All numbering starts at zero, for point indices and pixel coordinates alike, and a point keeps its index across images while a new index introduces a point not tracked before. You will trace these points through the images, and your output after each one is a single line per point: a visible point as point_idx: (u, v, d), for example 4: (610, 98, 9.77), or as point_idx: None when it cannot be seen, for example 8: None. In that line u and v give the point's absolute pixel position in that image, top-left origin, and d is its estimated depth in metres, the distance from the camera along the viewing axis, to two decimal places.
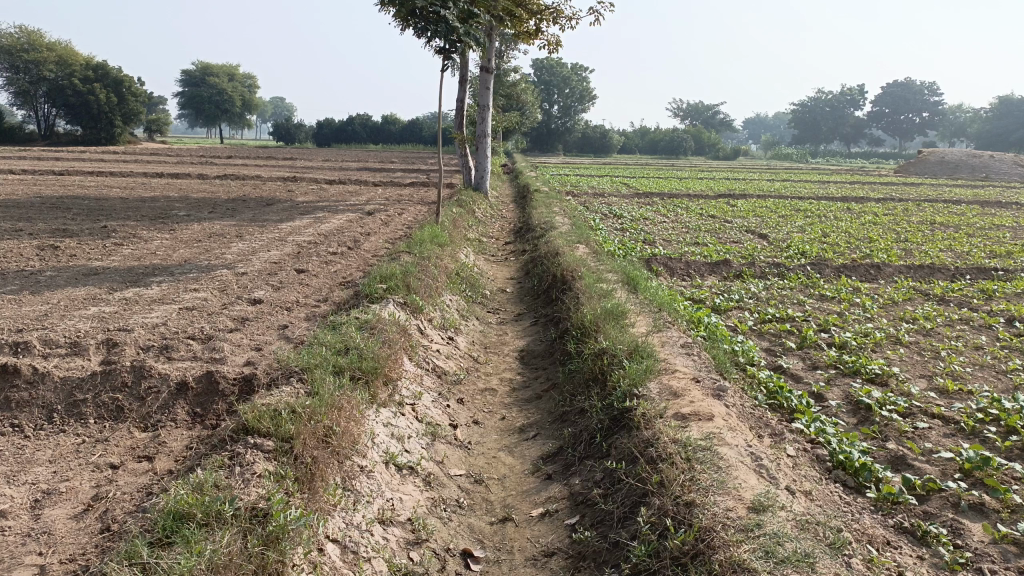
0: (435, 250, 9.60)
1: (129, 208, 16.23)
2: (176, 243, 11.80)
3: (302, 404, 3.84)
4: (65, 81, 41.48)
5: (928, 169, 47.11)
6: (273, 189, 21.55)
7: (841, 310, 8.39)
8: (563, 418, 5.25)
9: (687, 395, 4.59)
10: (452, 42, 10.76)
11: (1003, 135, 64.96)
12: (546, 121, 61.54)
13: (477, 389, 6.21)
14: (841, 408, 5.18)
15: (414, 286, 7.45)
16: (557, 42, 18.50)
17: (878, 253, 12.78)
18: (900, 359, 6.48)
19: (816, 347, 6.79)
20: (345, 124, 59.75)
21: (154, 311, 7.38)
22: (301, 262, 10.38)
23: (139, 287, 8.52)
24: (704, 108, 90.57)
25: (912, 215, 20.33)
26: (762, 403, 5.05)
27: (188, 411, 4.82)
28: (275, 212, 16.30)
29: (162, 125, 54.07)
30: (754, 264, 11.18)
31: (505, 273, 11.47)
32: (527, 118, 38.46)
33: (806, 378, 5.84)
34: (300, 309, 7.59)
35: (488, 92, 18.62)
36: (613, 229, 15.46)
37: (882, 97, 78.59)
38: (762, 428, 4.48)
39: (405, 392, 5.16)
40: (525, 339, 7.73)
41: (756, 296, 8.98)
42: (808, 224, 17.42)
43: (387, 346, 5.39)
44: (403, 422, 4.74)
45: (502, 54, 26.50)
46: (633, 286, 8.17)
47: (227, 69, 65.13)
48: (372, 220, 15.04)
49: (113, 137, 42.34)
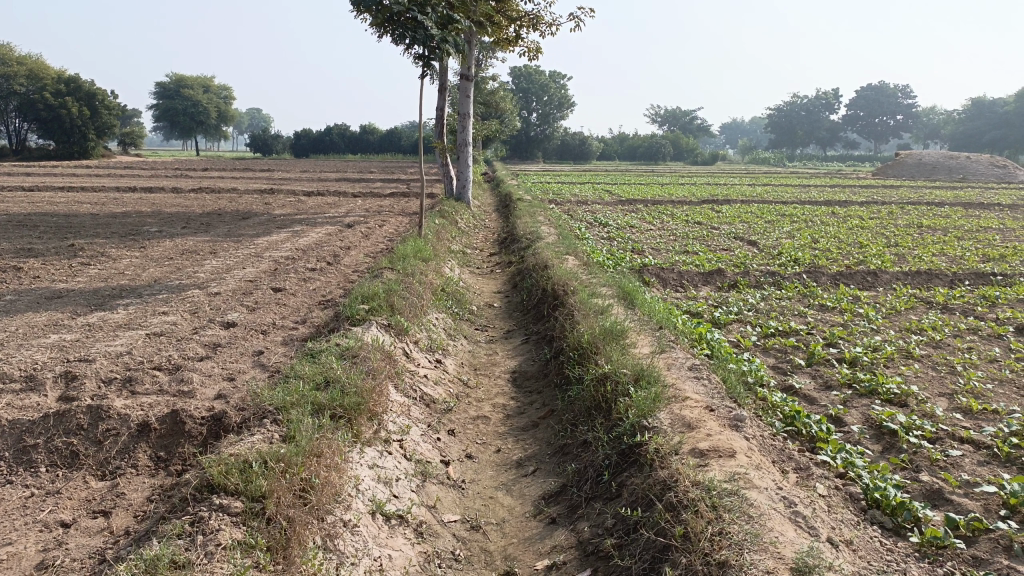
0: (418, 265, 9.16)
1: (99, 224, 15.65)
2: (146, 262, 11.27)
3: (275, 453, 3.39)
4: (35, 95, 40.57)
5: (906, 172, 47.31)
6: (249, 201, 21.02)
7: (845, 321, 8.06)
8: (564, 451, 4.83)
9: (702, 427, 4.19)
10: (432, 49, 10.34)
11: (976, 136, 65.57)
12: (525, 129, 61.37)
13: (469, 418, 5.78)
14: (864, 434, 4.81)
15: (399, 306, 7.00)
16: (538, 49, 18.13)
17: (871, 259, 12.50)
18: (916, 376, 6.13)
19: (826, 363, 6.44)
20: (323, 134, 59.24)
21: (119, 338, 6.90)
22: (278, 280, 9.91)
23: (105, 310, 8.00)
24: (681, 114, 90.90)
25: (899, 218, 20.21)
26: (780, 431, 4.67)
27: (151, 455, 4.35)
28: (251, 226, 15.77)
29: (135, 138, 53.14)
30: (749, 273, 10.84)
31: (491, 287, 11.05)
32: (505, 127, 38.16)
33: (821, 399, 5.47)
34: (276, 333, 7.12)
35: (469, 100, 18.16)
36: (600, 237, 15.12)
37: (856, 101, 79.29)
38: (786, 463, 4.09)
39: (392, 427, 4.72)
40: (518, 360, 7.31)
41: (755, 308, 8.63)
42: (795, 229, 17.18)
43: (371, 376, 4.94)
44: (390, 463, 4.30)
45: (481, 62, 26.16)
46: (629, 300, 7.78)
47: (202, 81, 64.41)
48: (352, 233, 14.61)
49: (86, 151, 41.56)
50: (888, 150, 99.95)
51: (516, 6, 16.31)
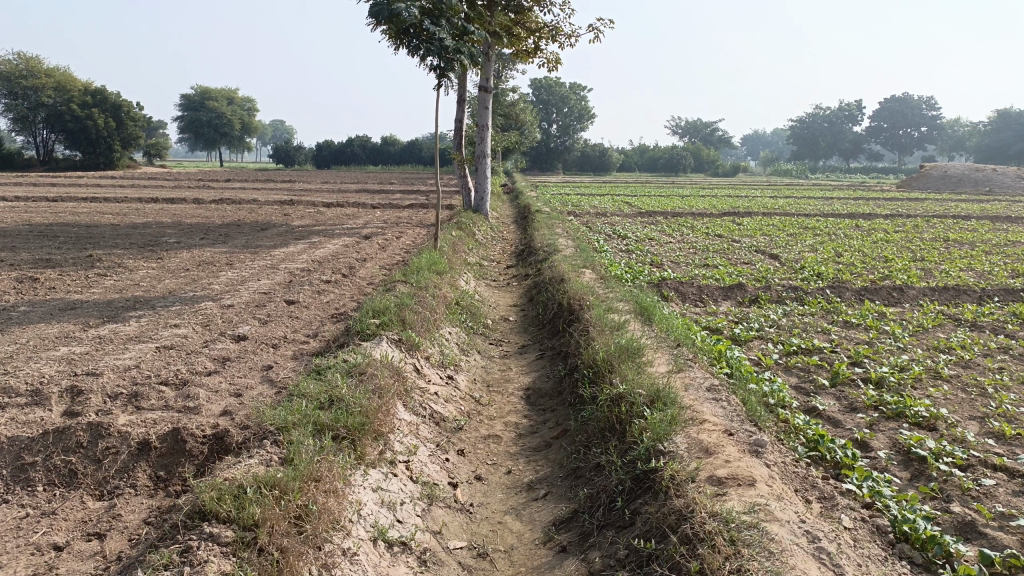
0: (432, 278, 9.03)
1: (119, 235, 15.71)
2: (162, 273, 11.24)
3: (272, 478, 3.26)
4: (63, 107, 41.13)
5: (931, 183, 46.66)
6: (268, 212, 21.06)
7: (870, 339, 7.82)
8: (576, 474, 4.66)
9: (721, 452, 4.00)
10: (447, 61, 10.22)
11: (1003, 148, 64.59)
12: (546, 140, 61.37)
13: (479, 437, 5.62)
14: (891, 460, 4.60)
15: (410, 321, 6.87)
16: (557, 60, 18.01)
17: (897, 274, 12.22)
18: (945, 398, 5.88)
19: (850, 383, 6.22)
20: (344, 145, 59.60)
21: (128, 351, 6.81)
22: (292, 292, 9.82)
23: (116, 323, 7.94)
24: (702, 125, 90.59)
25: (924, 232, 19.83)
26: (802, 457, 4.47)
27: (150, 475, 4.24)
28: (268, 238, 15.75)
29: (160, 149, 53.68)
30: (770, 288, 10.62)
31: (507, 300, 10.90)
32: (525, 138, 38.15)
33: (846, 423, 5.26)
34: (287, 347, 7.01)
35: (488, 112, 18.06)
36: (619, 250, 14.95)
37: (879, 113, 78.53)
38: (809, 492, 3.89)
39: (398, 447, 4.57)
40: (532, 376, 7.15)
41: (776, 325, 8.41)
42: (818, 242, 16.88)
43: (378, 393, 4.81)
44: (395, 486, 4.14)
45: (500, 73, 26.12)
46: (646, 315, 7.60)
47: (226, 93, 65.12)
48: (369, 245, 14.55)
49: (112, 162, 42.02)
50: (911, 161, 99.07)
51: (535, 18, 16.19)
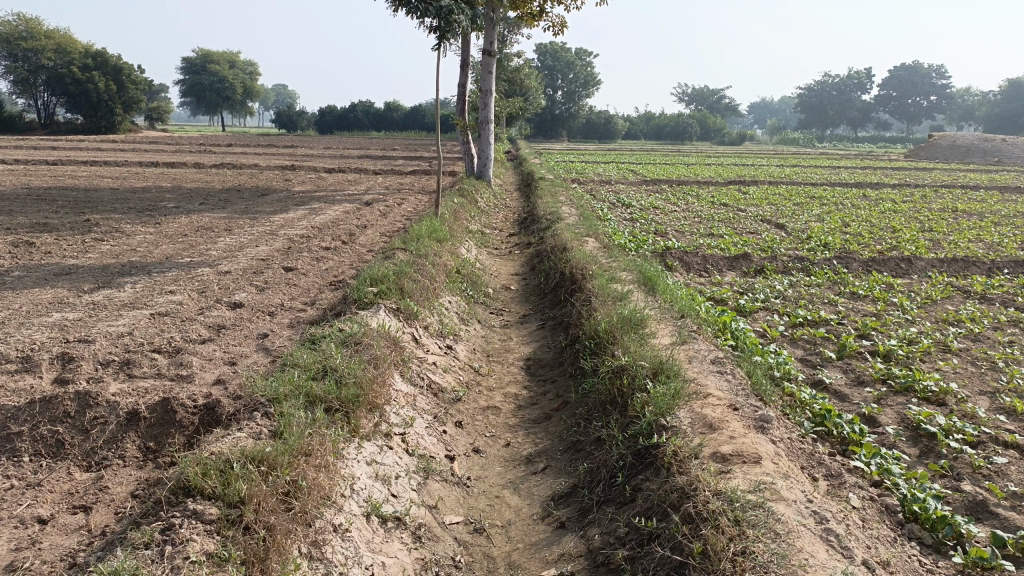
0: (433, 246, 8.87)
1: (117, 199, 15.51)
2: (160, 238, 11.10)
3: (259, 453, 3.14)
4: (64, 69, 40.63)
5: (940, 153, 46.13)
6: (270, 177, 20.86)
7: (877, 311, 7.67)
8: (576, 448, 4.55)
9: (726, 428, 3.87)
10: (449, 23, 9.96)
11: (1013, 118, 63.79)
12: (550, 107, 60.70)
13: (478, 408, 5.51)
14: (900, 436, 4.48)
15: (409, 289, 6.72)
16: (563, 23, 17.63)
17: (904, 244, 12.03)
18: (954, 372, 5.76)
19: (857, 356, 6.08)
20: (347, 111, 59.01)
21: (122, 318, 6.69)
22: (290, 259, 9.68)
23: (111, 288, 7.81)
24: (709, 92, 89.54)
25: (931, 202, 19.57)
26: (809, 432, 4.36)
27: (139, 446, 4.14)
28: (269, 203, 15.57)
29: (162, 113, 53.19)
30: (776, 258, 10.44)
31: (509, 269, 10.75)
32: (529, 105, 37.75)
33: (853, 397, 5.15)
34: (283, 315, 6.89)
35: (491, 77, 17.73)
36: (622, 218, 14.75)
37: (888, 81, 77.49)
38: (816, 469, 3.77)
39: (394, 419, 4.45)
40: (532, 346, 7.03)
41: (782, 296, 8.26)
42: (824, 212, 16.64)
43: (374, 363, 4.68)
44: (389, 459, 4.04)
45: (504, 38, 25.68)
46: (650, 285, 7.45)
47: (227, 56, 64.39)
48: (370, 212, 14.38)
49: (113, 125, 41.62)
50: (920, 129, 98.20)
51: None
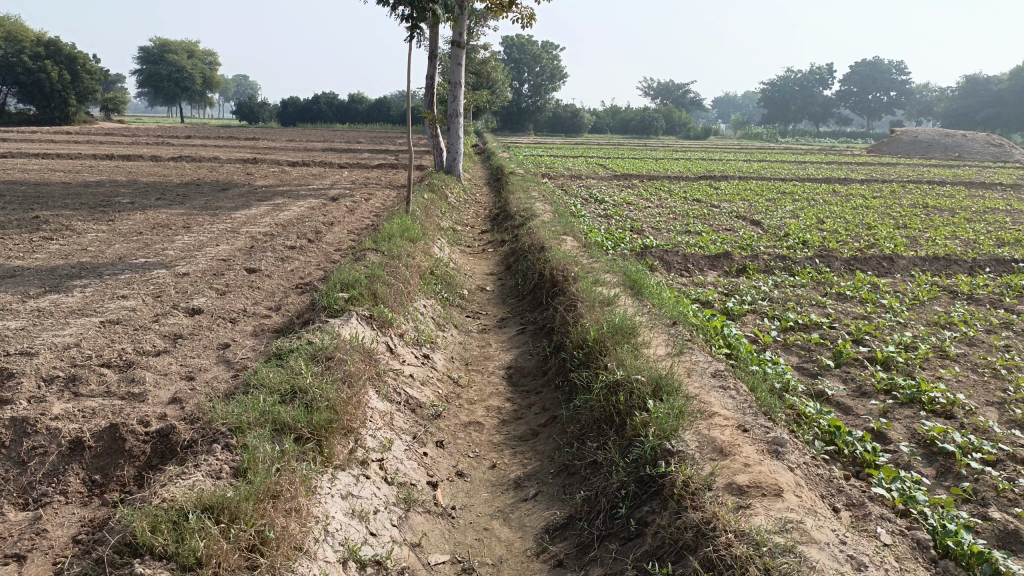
0: (405, 245, 8.45)
1: (69, 194, 14.79)
2: (113, 236, 10.51)
3: (220, 499, 2.74)
4: (14, 58, 38.98)
5: (902, 149, 46.65)
6: (231, 171, 20.18)
7: (868, 313, 7.43)
8: (571, 473, 4.18)
9: (738, 454, 3.53)
10: (421, 11, 9.54)
11: (970, 114, 64.79)
12: (517, 100, 60.28)
13: (459, 424, 5.12)
14: (915, 455, 4.19)
15: (382, 295, 6.30)
16: (532, 15, 17.27)
17: (883, 242, 11.88)
18: (957, 381, 5.50)
19: (854, 364, 5.80)
20: (310, 103, 57.98)
21: (68, 326, 6.17)
22: (253, 258, 9.19)
23: (59, 293, 7.26)
24: (674, 87, 89.78)
25: (902, 198, 19.56)
26: (820, 453, 4.05)
27: (84, 479, 3.67)
28: (230, 199, 14.96)
29: (119, 104, 51.62)
30: (758, 257, 10.18)
31: (483, 268, 10.36)
32: (497, 98, 37.30)
33: (857, 410, 4.86)
34: (246, 322, 6.42)
35: (461, 69, 17.26)
36: (597, 215, 14.46)
37: (850, 77, 78.41)
38: (836, 499, 3.45)
39: (370, 444, 4.05)
40: (513, 353, 6.65)
41: (769, 297, 7.97)
42: (797, 208, 16.48)
43: (347, 380, 4.27)
44: (366, 491, 3.63)
45: (472, 29, 25.21)
46: (635, 288, 7.11)
47: (187, 46, 63.04)
48: (336, 207, 13.89)
49: (67, 117, 40.29)
50: (880, 125, 99.73)
51: None
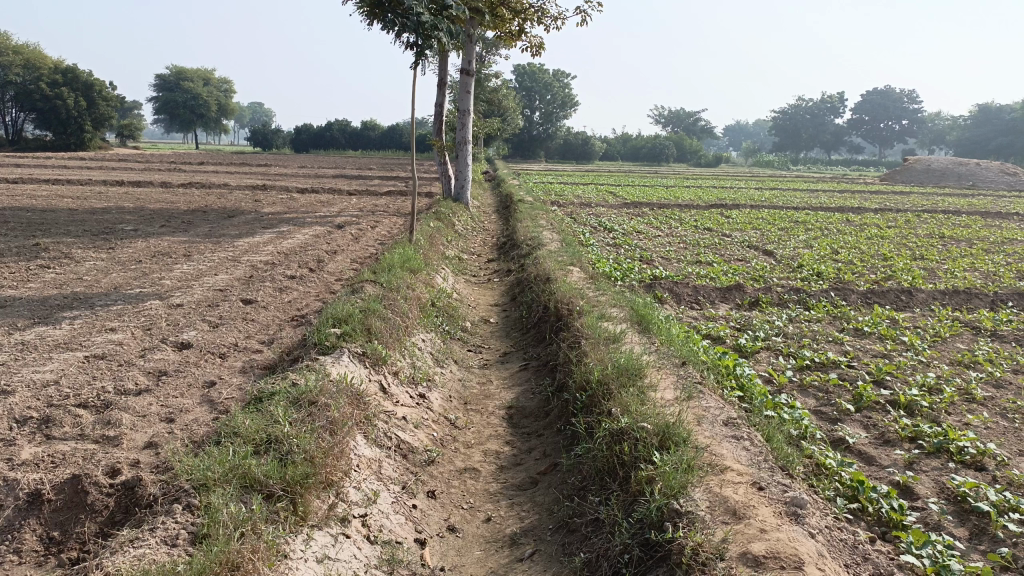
0: (406, 277, 8.18)
1: (74, 221, 14.66)
2: (112, 265, 10.31)
3: None
4: (32, 85, 39.51)
5: (915, 177, 46.28)
6: (239, 198, 20.10)
7: (888, 351, 7.08)
8: (571, 530, 3.86)
9: (753, 518, 3.20)
10: (425, 38, 9.36)
11: (982, 142, 64.44)
12: (528, 128, 60.43)
13: (454, 471, 4.81)
14: (945, 514, 3.85)
15: (377, 330, 6.02)
16: (541, 43, 17.16)
17: (901, 274, 11.53)
18: (987, 428, 5.13)
19: (875, 408, 5.45)
20: (323, 130, 58.33)
21: (50, 360, 5.91)
22: (251, 289, 8.95)
23: (46, 325, 7.02)
24: (685, 115, 89.89)
25: (917, 228, 19.22)
26: (843, 512, 3.72)
27: (40, 536, 3.35)
28: (235, 226, 14.80)
29: (134, 130, 52.04)
30: (771, 289, 9.85)
31: (488, 299, 10.09)
32: (507, 125, 37.30)
33: (881, 461, 4.52)
34: (236, 358, 6.14)
35: (469, 96, 17.14)
36: (605, 244, 14.19)
37: (861, 105, 78.26)
38: (862, 569, 3.11)
39: (353, 497, 3.75)
40: (514, 391, 6.33)
41: (783, 333, 7.64)
42: (810, 238, 16.17)
43: (329, 428, 3.98)
44: (345, 553, 3.32)
45: (483, 57, 25.19)
46: (643, 322, 6.80)
47: (202, 73, 63.93)
48: (341, 235, 13.71)
49: (83, 143, 40.55)
50: (892, 153, 99.43)
51: None
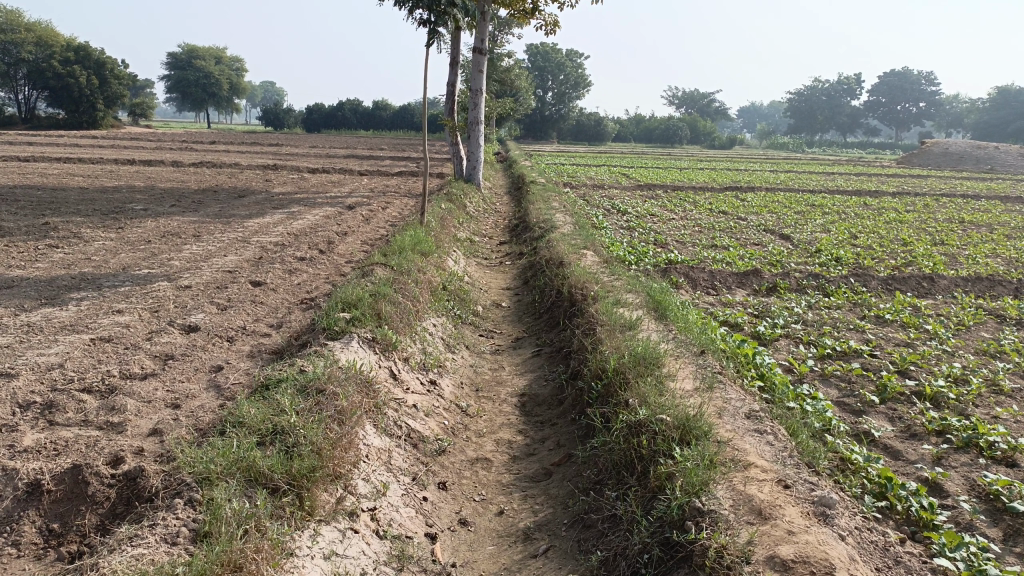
0: (417, 260, 8.03)
1: (84, 200, 14.57)
2: (121, 245, 10.21)
3: None
4: (44, 63, 39.37)
5: (932, 161, 45.66)
6: (250, 178, 19.98)
7: (911, 339, 6.89)
8: (587, 525, 3.73)
9: (780, 518, 3.06)
10: (439, 15, 9.16)
11: (1001, 125, 63.47)
12: (540, 108, 59.93)
13: (466, 461, 4.68)
14: (978, 514, 3.70)
15: (387, 315, 5.88)
16: (555, 22, 16.89)
17: (921, 259, 11.29)
18: (1017, 422, 4.96)
19: (900, 400, 5.28)
20: (335, 109, 58.08)
21: (55, 343, 5.80)
22: (260, 271, 8.82)
23: (53, 306, 6.92)
24: (699, 97, 88.92)
25: (935, 212, 18.90)
26: (871, 510, 3.57)
27: (39, 528, 3.24)
28: (245, 206, 14.67)
29: (146, 109, 51.90)
30: (789, 274, 9.65)
31: (500, 283, 9.93)
32: (520, 105, 36.97)
33: (908, 456, 4.36)
34: (244, 342, 6.03)
35: (482, 76, 16.86)
36: (619, 226, 13.99)
37: (877, 87, 77.15)
38: (895, 573, 2.97)
39: (361, 490, 3.63)
40: (527, 378, 6.19)
41: (803, 320, 7.46)
42: (827, 222, 15.90)
43: (337, 418, 3.85)
44: (353, 549, 3.20)
45: (495, 36, 24.87)
46: (659, 309, 6.64)
47: (215, 51, 63.70)
48: (352, 216, 13.56)
49: (95, 121, 40.37)
50: (907, 136, 98.19)
51: None
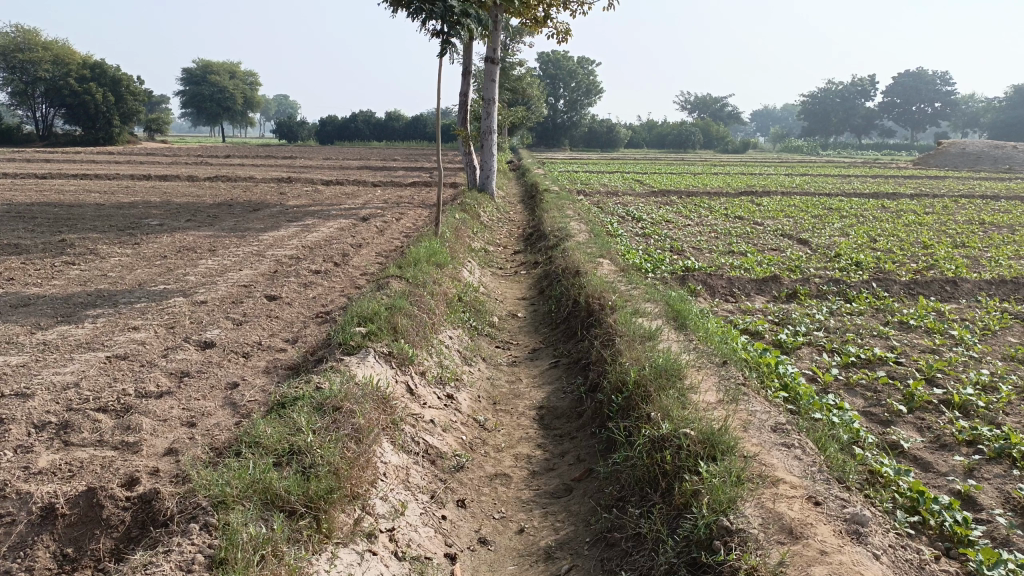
0: (432, 272, 7.98)
1: (100, 216, 14.66)
2: (137, 261, 10.23)
3: None
4: (61, 81, 39.83)
5: (949, 162, 45.21)
6: (264, 191, 20.06)
7: (937, 345, 6.75)
8: (610, 543, 3.64)
9: (812, 538, 2.95)
10: (452, 25, 9.13)
11: (1018, 124, 62.81)
12: (552, 116, 59.95)
13: (484, 477, 4.60)
14: (1015, 528, 3.57)
15: (403, 328, 5.82)
16: (567, 30, 16.86)
17: (943, 263, 11.11)
18: None
19: (928, 409, 5.15)
20: (348, 121, 58.37)
21: (71, 361, 5.78)
22: (275, 285, 8.80)
23: (69, 324, 6.91)
24: (711, 101, 88.67)
25: (955, 214, 18.65)
26: (904, 527, 3.45)
27: (53, 553, 3.19)
28: (260, 219, 14.70)
29: (161, 124, 52.37)
30: (809, 280, 9.52)
31: (515, 293, 9.86)
32: (532, 113, 36.97)
33: (940, 467, 4.24)
34: (259, 358, 5.98)
35: (495, 85, 16.83)
36: (634, 234, 13.90)
37: (892, 88, 76.58)
38: None
39: (379, 510, 3.56)
40: (545, 390, 6.11)
41: (825, 327, 7.32)
42: (845, 225, 15.73)
43: (354, 435, 3.78)
44: (372, 572, 3.13)
45: (507, 45, 24.88)
46: (678, 318, 6.54)
47: (229, 66, 64.26)
48: (366, 228, 13.55)
49: (111, 137, 40.75)
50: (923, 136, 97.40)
51: None
